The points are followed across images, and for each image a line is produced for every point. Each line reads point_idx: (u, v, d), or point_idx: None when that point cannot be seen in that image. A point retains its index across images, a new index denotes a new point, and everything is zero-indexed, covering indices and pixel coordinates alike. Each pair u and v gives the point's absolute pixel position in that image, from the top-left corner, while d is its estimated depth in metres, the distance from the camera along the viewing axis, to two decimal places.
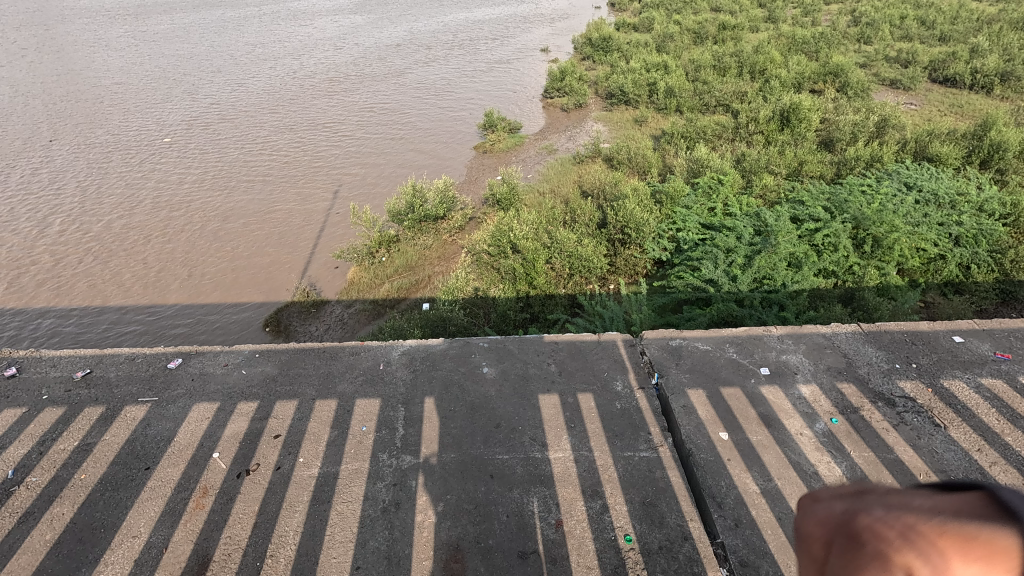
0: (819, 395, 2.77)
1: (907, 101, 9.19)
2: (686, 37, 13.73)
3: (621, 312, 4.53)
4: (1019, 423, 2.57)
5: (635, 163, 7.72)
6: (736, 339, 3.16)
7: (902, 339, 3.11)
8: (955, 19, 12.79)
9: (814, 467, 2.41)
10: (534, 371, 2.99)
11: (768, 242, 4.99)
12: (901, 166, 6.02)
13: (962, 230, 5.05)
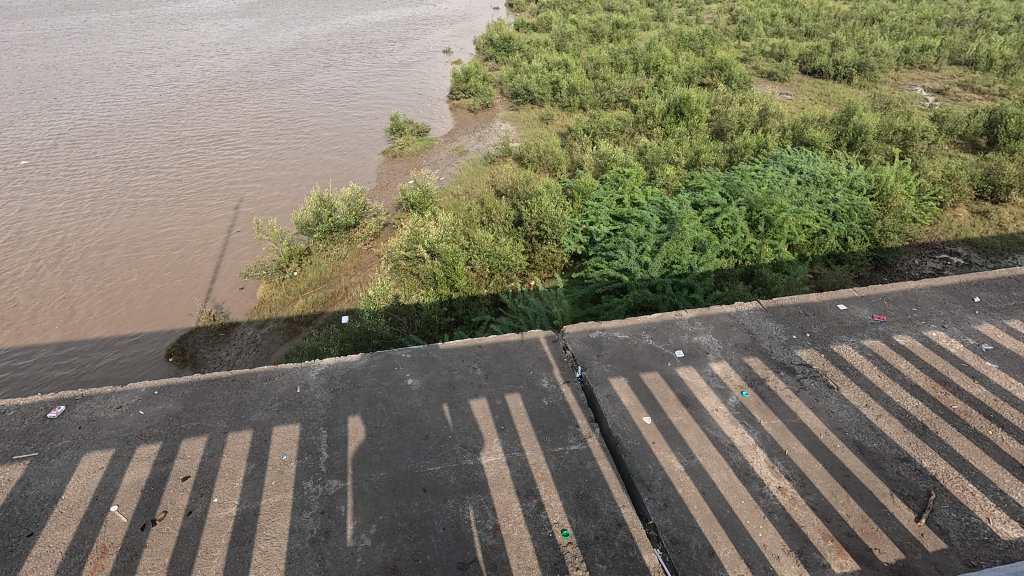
0: (729, 371, 2.96)
1: (783, 91, 10.04)
2: (583, 36, 14.16)
3: (543, 308, 4.59)
4: (897, 378, 2.87)
5: (545, 160, 7.85)
6: (651, 325, 3.30)
7: (796, 311, 3.38)
8: (817, 16, 14.12)
9: (730, 440, 2.56)
10: (460, 377, 2.96)
11: (674, 230, 5.25)
12: (784, 151, 6.57)
13: (838, 206, 5.58)
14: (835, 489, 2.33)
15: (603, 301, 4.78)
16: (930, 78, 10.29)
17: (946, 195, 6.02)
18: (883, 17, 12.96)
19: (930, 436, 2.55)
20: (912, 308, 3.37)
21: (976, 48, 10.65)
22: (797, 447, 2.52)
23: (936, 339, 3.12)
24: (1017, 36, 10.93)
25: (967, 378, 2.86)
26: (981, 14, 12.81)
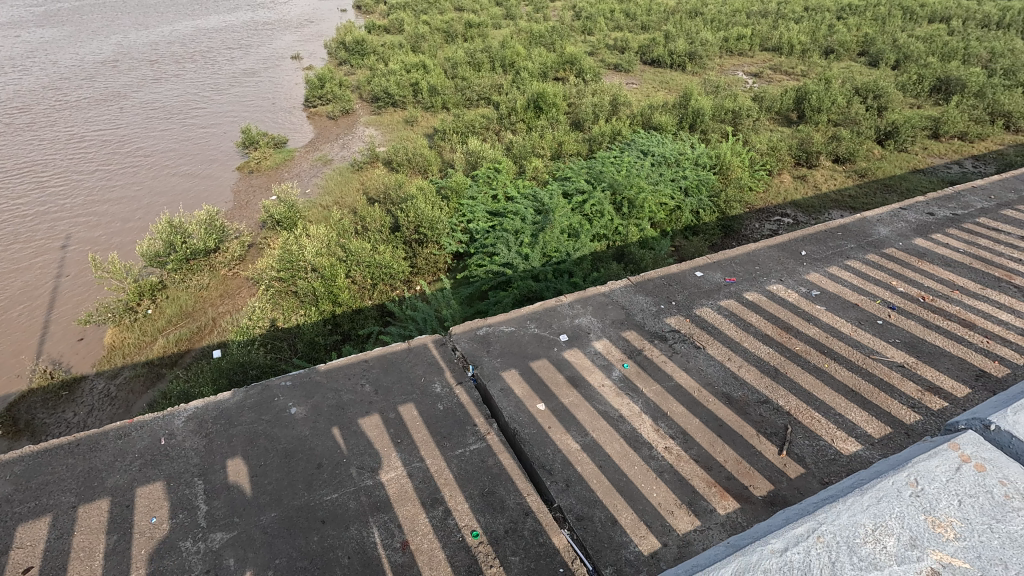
0: (610, 347, 3.13)
1: (630, 81, 10.77)
2: (438, 37, 14.12)
3: (432, 311, 4.54)
4: (750, 331, 3.23)
5: (415, 163, 7.72)
6: (534, 314, 3.40)
7: (661, 284, 3.67)
8: (649, 11, 15.33)
9: (618, 412, 2.72)
10: (349, 397, 2.82)
11: (547, 219, 5.44)
12: (636, 137, 7.07)
13: (689, 183, 6.12)
14: (712, 440, 2.56)
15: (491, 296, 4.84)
16: (748, 63, 11.63)
17: (772, 165, 6.85)
18: (705, 11, 14.38)
19: (781, 377, 2.89)
20: (755, 267, 3.80)
21: (779, 36, 12.23)
22: (677, 407, 2.74)
23: (777, 292, 3.55)
24: (809, 25, 12.72)
25: (804, 322, 3.28)
26: (779, 6, 14.73)
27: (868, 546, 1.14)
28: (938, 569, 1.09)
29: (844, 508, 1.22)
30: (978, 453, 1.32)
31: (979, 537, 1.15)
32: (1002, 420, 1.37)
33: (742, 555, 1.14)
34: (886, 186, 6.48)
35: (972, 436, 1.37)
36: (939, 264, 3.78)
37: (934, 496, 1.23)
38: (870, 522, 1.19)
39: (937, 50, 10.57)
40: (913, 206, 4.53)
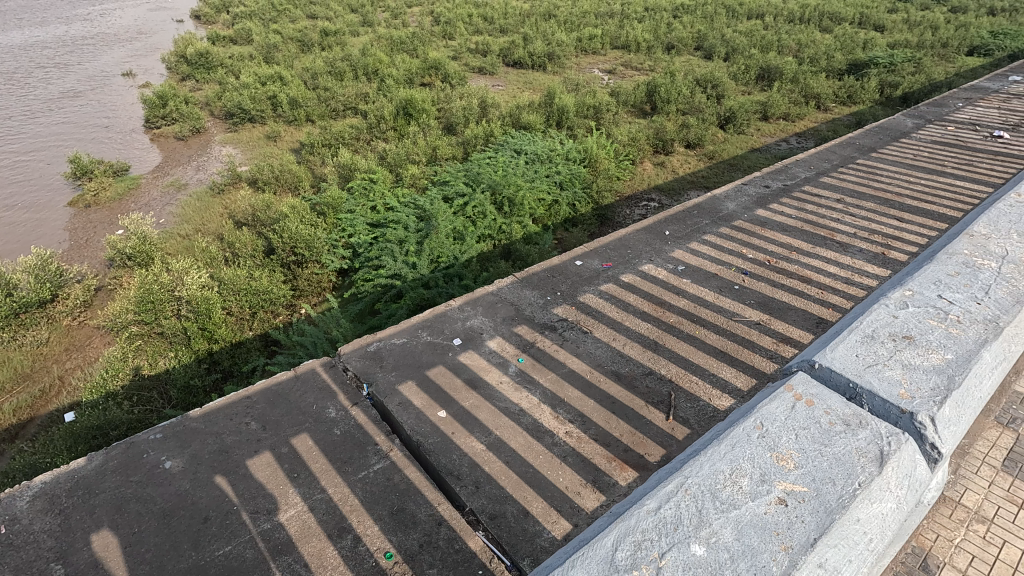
0: (504, 344, 3.19)
1: (495, 83, 10.98)
2: (291, 46, 13.38)
3: (321, 334, 4.32)
4: (629, 310, 3.45)
5: (284, 180, 7.26)
6: (425, 322, 3.37)
7: (545, 276, 3.81)
8: (505, 15, 15.75)
9: (518, 406, 2.77)
10: (233, 438, 2.60)
11: (430, 225, 5.38)
12: (508, 137, 7.24)
13: (563, 177, 6.38)
14: (607, 417, 2.70)
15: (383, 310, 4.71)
16: (602, 61, 12.36)
17: (635, 154, 7.36)
18: (557, 14, 15.05)
19: (661, 348, 3.13)
20: (627, 251, 4.06)
21: (626, 34, 13.15)
22: (572, 392, 2.85)
23: (650, 271, 3.82)
24: (650, 24, 13.80)
25: (674, 296, 3.57)
26: (623, 7, 15.81)
27: (728, 491, 1.02)
28: (785, 500, 0.99)
29: (701, 457, 1.09)
30: (809, 389, 1.20)
31: (816, 464, 1.05)
32: (824, 354, 1.24)
33: (619, 522, 0.99)
34: (731, 165, 7.23)
35: (802, 371, 1.25)
36: (777, 230, 4.30)
37: (780, 432, 1.11)
38: (727, 467, 1.06)
39: (758, 43, 11.99)
40: (752, 181, 5.11)
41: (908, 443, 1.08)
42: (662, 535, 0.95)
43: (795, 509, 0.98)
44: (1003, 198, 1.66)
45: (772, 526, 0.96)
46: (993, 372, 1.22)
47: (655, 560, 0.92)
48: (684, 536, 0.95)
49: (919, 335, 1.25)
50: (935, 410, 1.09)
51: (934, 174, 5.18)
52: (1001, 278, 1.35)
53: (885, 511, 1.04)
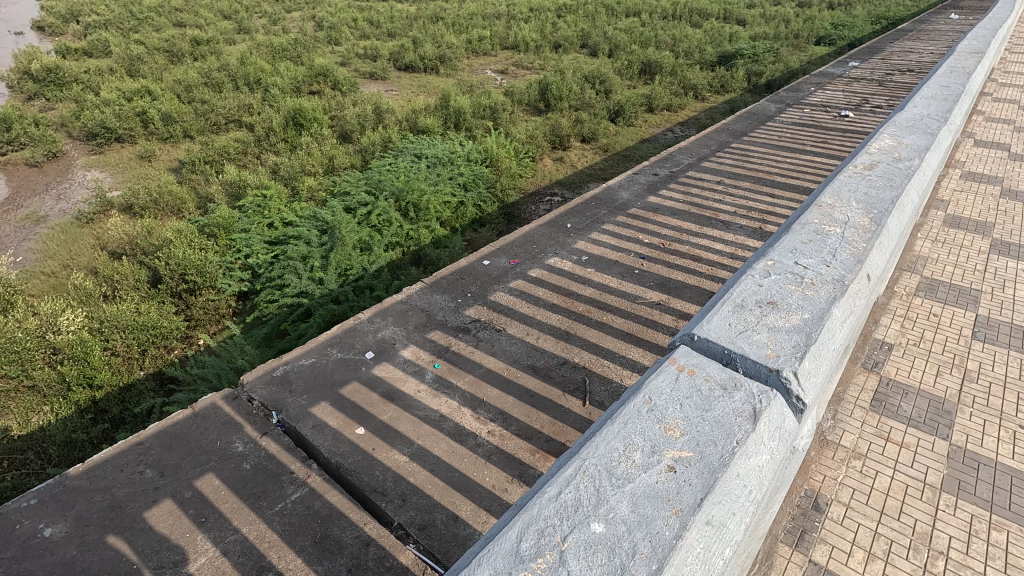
0: (418, 352, 3.14)
1: (388, 88, 10.74)
2: (159, 58, 12.29)
3: (225, 364, 4.03)
4: (539, 304, 3.53)
5: (164, 203, 6.64)
6: (335, 338, 3.25)
7: (454, 279, 3.80)
8: (392, 19, 15.46)
9: (438, 412, 2.74)
10: (127, 491, 2.37)
11: (334, 238, 5.18)
12: (407, 142, 7.12)
13: (466, 178, 6.39)
14: (527, 411, 2.74)
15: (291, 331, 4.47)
16: (493, 62, 12.48)
17: (534, 151, 7.51)
18: (444, 16, 15.02)
19: (572, 338, 3.22)
20: (533, 246, 4.15)
21: (514, 35, 13.38)
22: (491, 391, 2.87)
23: (556, 264, 3.93)
24: (537, 24, 14.14)
25: (581, 286, 3.69)
26: (508, 8, 16.06)
27: (622, 467, 0.96)
28: (673, 468, 0.96)
29: (594, 437, 1.03)
30: (690, 359, 1.18)
31: (701, 429, 1.03)
32: (701, 326, 1.22)
33: (521, 513, 0.91)
34: (624, 156, 7.58)
35: (683, 345, 1.22)
36: (669, 215, 4.57)
37: (667, 402, 1.08)
38: (620, 443, 1.00)
39: (637, 40, 12.66)
40: (643, 170, 5.39)
41: (777, 398, 1.09)
42: (562, 520, 0.89)
43: (683, 474, 0.96)
44: (841, 170, 1.84)
45: (664, 492, 0.93)
46: (844, 326, 1.30)
47: (558, 547, 0.85)
48: (583, 518, 0.89)
49: (783, 299, 1.28)
50: (798, 365, 1.12)
51: (797, 153, 5.74)
52: (844, 240, 1.46)
53: (762, 464, 1.06)
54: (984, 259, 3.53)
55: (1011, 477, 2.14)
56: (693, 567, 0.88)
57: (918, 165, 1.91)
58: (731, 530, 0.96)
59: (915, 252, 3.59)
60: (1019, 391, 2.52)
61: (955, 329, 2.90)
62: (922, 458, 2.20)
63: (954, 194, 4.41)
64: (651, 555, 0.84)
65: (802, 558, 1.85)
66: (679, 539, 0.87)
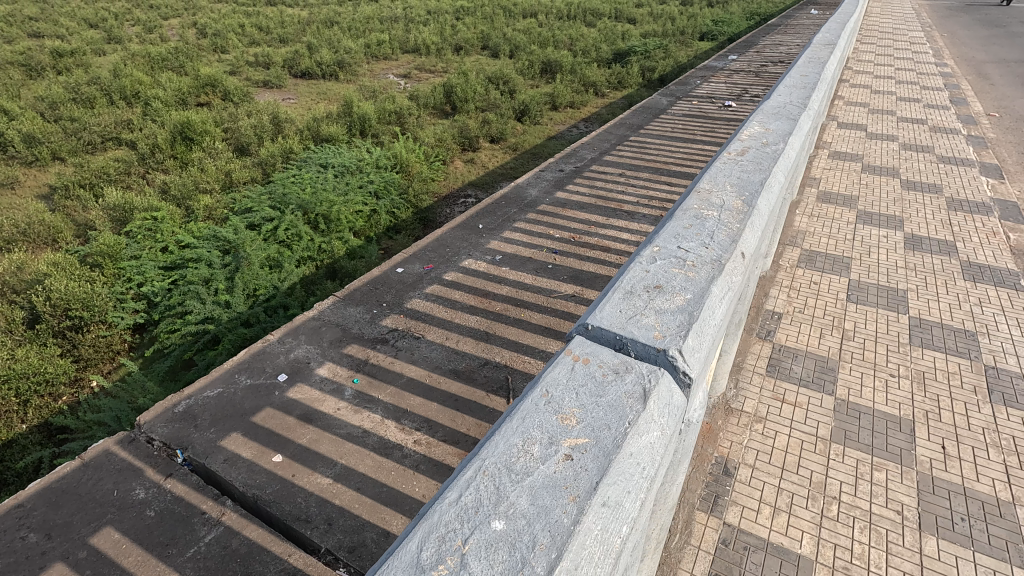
0: (335, 368, 3.03)
1: (285, 96, 10.22)
2: (13, 73, 10.93)
3: (126, 404, 3.68)
4: (457, 307, 3.51)
5: (34, 234, 5.89)
6: (242, 364, 3.07)
7: (368, 290, 3.70)
8: (283, 24, 14.75)
9: (360, 428, 2.66)
10: (9, 562, 2.12)
11: (239, 257, 4.87)
12: (310, 152, 6.83)
13: (376, 186, 6.22)
14: (453, 416, 2.72)
15: (198, 361, 4.13)
16: (395, 65, 12.24)
17: (443, 154, 7.44)
18: (339, 21, 14.56)
19: (493, 337, 3.23)
20: (446, 250, 4.12)
21: (414, 38, 13.21)
22: (414, 400, 2.82)
23: (471, 265, 3.93)
24: (436, 27, 14.06)
25: (497, 285, 3.71)
26: (405, 11, 15.84)
27: (521, 461, 0.88)
28: (570, 456, 0.89)
29: (493, 435, 0.94)
30: (584, 350, 1.13)
31: (598, 414, 0.96)
32: (594, 315, 1.18)
33: (419, 521, 0.80)
34: (533, 154, 7.69)
35: (578, 335, 1.17)
36: (577, 209, 4.71)
37: (563, 394, 1.00)
38: (518, 439, 0.91)
39: (536, 40, 12.92)
40: (549, 167, 5.52)
41: (664, 375, 1.06)
42: (463, 523, 0.79)
43: (579, 461, 0.88)
44: (717, 159, 1.96)
45: (562, 479, 0.85)
46: (725, 302, 1.33)
47: (458, 552, 0.75)
48: (483, 518, 0.80)
49: (668, 282, 1.30)
50: (683, 343, 1.10)
51: (691, 143, 6.11)
52: (720, 224, 1.56)
53: (657, 444, 1.01)
54: (853, 229, 3.93)
55: (887, 421, 2.40)
56: (593, 556, 0.80)
57: (783, 149, 2.09)
58: (629, 513, 0.89)
59: (796, 227, 3.93)
60: (889, 343, 2.83)
61: (833, 294, 3.21)
62: (813, 414, 2.42)
63: (825, 172, 4.87)
64: (550, 545, 0.76)
65: (718, 522, 1.98)
66: (578, 525, 0.79)
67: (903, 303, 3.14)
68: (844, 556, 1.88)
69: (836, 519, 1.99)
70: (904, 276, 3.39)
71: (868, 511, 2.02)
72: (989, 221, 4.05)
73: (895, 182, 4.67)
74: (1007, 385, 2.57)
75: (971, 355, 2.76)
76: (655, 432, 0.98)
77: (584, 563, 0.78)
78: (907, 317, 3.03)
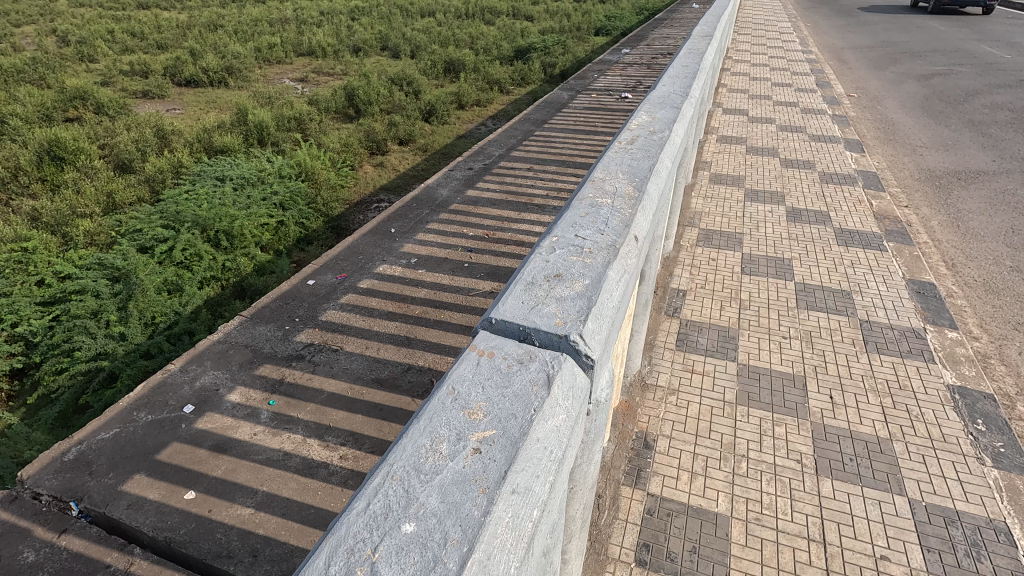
0: (248, 392, 2.87)
1: (169, 106, 9.45)
2: None
3: (8, 461, 3.26)
4: (375, 314, 3.43)
5: None
6: (142, 398, 2.82)
7: (278, 306, 3.52)
8: (159, 29, 13.61)
9: (281, 451, 2.54)
10: None
11: (131, 284, 4.47)
12: (204, 165, 6.38)
13: (281, 197, 5.90)
14: (378, 426, 2.65)
15: (94, 403, 3.69)
16: (290, 69, 11.66)
17: (351, 159, 7.20)
18: (224, 24, 13.65)
19: (414, 341, 3.18)
20: (359, 257, 4.01)
21: (308, 41, 12.67)
22: (337, 414, 2.72)
23: (386, 271, 3.84)
24: (331, 29, 13.55)
25: (414, 288, 3.66)
26: (296, 12, 15.14)
27: (429, 460, 0.88)
28: (478, 449, 0.90)
29: (401, 438, 0.93)
30: (491, 344, 1.14)
31: (506, 406, 0.98)
32: (497, 309, 1.20)
33: (325, 537, 0.78)
34: (444, 153, 7.61)
35: (483, 330, 1.19)
36: (488, 206, 4.73)
37: (472, 389, 1.01)
38: (427, 440, 0.91)
39: (436, 40, 12.80)
40: (458, 166, 5.51)
41: (567, 360, 1.10)
42: (373, 531, 0.78)
43: (488, 453, 0.89)
44: (610, 148, 2.06)
45: (471, 474, 0.86)
46: (623, 284, 1.40)
47: (368, 561, 0.74)
48: (393, 524, 0.79)
49: (567, 270, 1.35)
50: (583, 327, 1.14)
51: (595, 135, 6.31)
52: (614, 210, 1.63)
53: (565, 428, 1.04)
54: (743, 207, 4.25)
55: (783, 379, 2.62)
56: (507, 544, 0.81)
57: (669, 135, 2.22)
58: (542, 497, 0.91)
59: (693, 209, 4.19)
60: (780, 309, 3.10)
61: (729, 268, 3.46)
62: (719, 380, 2.60)
63: (715, 156, 5.22)
64: (461, 539, 0.76)
65: (642, 494, 2.08)
66: (487, 516, 0.80)
67: (789, 271, 3.44)
68: (754, 508, 2.04)
69: (745, 475, 2.16)
70: (790, 246, 3.71)
71: (773, 463, 2.20)
72: (855, 191, 4.51)
73: (778, 161, 5.09)
74: (879, 335, 2.89)
75: (848, 312, 3.07)
76: (562, 416, 1.02)
77: (497, 552, 0.79)
78: (792, 282, 3.32)
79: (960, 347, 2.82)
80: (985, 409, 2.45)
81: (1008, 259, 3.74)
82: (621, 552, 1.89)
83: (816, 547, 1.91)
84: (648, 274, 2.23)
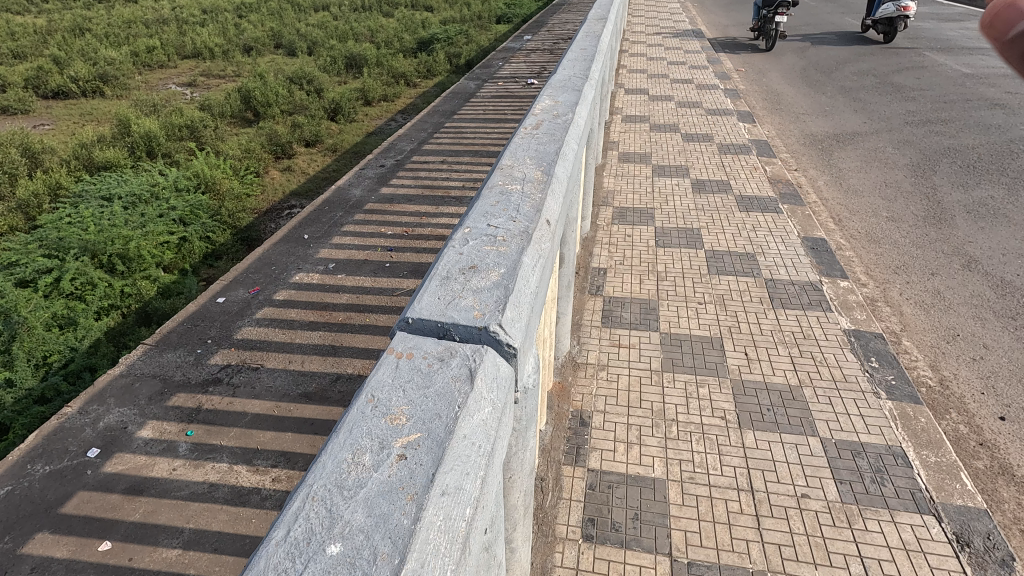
0: (161, 426, 2.65)
1: (36, 122, 8.45)
2: None
3: None
4: (294, 326, 3.26)
5: None
6: (37, 448, 2.54)
7: (186, 329, 3.26)
8: (13, 36, 12.13)
9: (206, 483, 2.37)
10: None
11: (12, 324, 3.99)
12: (86, 184, 5.78)
13: (180, 212, 5.46)
14: (311, 441, 2.54)
15: None
16: (175, 73, 10.76)
17: (255, 165, 6.77)
18: (91, 28, 12.33)
19: (340, 349, 3.06)
20: (272, 268, 3.80)
21: (192, 42, 11.75)
22: (264, 436, 2.57)
23: (302, 280, 3.66)
24: (216, 28, 12.65)
25: (335, 294, 3.52)
26: (174, 11, 13.99)
27: (353, 474, 0.84)
28: (403, 455, 0.87)
29: (319, 455, 0.88)
30: (410, 347, 1.10)
31: (426, 408, 0.95)
32: (413, 307, 1.17)
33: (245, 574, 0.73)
34: (355, 152, 7.34)
35: (400, 331, 1.15)
36: (404, 202, 4.63)
37: (395, 397, 0.97)
38: (351, 456, 0.87)
39: (334, 35, 12.28)
40: (369, 164, 5.34)
41: (488, 352, 1.09)
42: (296, 559, 0.74)
43: (413, 457, 0.87)
44: (516, 133, 2.06)
45: (397, 483, 0.83)
46: (538, 270, 1.40)
47: None
48: (316, 547, 0.75)
49: (481, 261, 1.33)
50: (501, 317, 1.14)
51: (505, 123, 6.32)
52: (524, 196, 1.64)
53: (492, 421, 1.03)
54: (652, 183, 4.41)
55: (703, 343, 2.76)
56: (440, 547, 0.79)
57: (573, 118, 2.25)
58: (475, 495, 0.90)
59: (606, 189, 4.31)
60: (693, 277, 3.25)
61: (644, 243, 3.59)
62: (645, 351, 2.71)
63: (622, 136, 5.38)
64: (392, 552, 0.74)
65: (582, 470, 2.13)
66: (418, 523, 0.78)
67: (698, 239, 3.62)
68: (687, 468, 2.14)
69: (676, 439, 2.26)
70: (697, 216, 3.91)
71: (700, 422, 2.33)
72: (751, 159, 4.82)
73: (680, 136, 5.33)
74: (783, 291, 3.11)
75: (755, 273, 3.28)
76: (489, 409, 1.01)
77: (430, 558, 0.77)
78: (703, 251, 3.50)
79: (852, 294, 3.09)
80: (877, 347, 2.71)
81: (885, 210, 4.13)
82: (568, 531, 1.93)
83: (745, 495, 2.04)
84: (565, 255, 2.26)
